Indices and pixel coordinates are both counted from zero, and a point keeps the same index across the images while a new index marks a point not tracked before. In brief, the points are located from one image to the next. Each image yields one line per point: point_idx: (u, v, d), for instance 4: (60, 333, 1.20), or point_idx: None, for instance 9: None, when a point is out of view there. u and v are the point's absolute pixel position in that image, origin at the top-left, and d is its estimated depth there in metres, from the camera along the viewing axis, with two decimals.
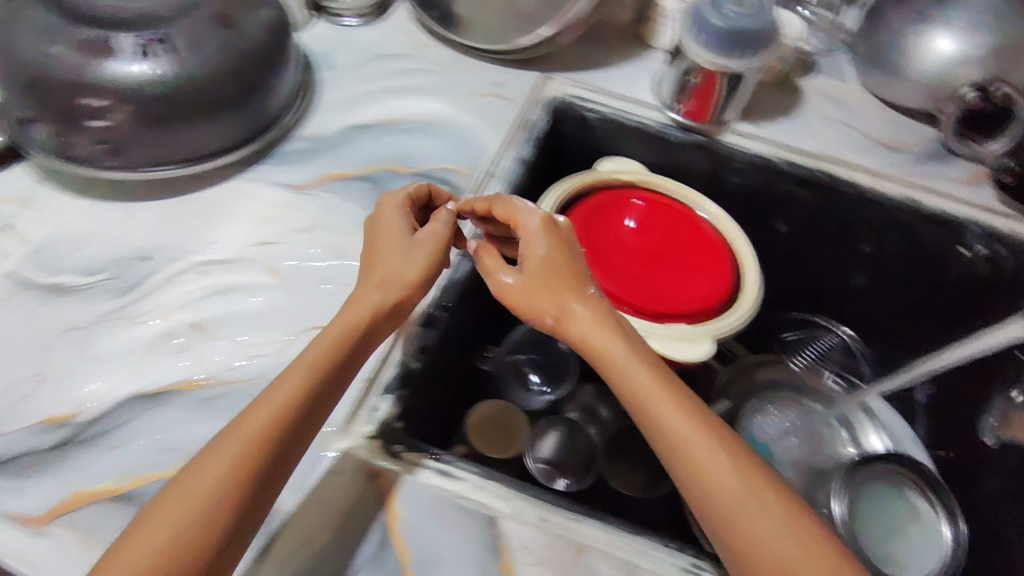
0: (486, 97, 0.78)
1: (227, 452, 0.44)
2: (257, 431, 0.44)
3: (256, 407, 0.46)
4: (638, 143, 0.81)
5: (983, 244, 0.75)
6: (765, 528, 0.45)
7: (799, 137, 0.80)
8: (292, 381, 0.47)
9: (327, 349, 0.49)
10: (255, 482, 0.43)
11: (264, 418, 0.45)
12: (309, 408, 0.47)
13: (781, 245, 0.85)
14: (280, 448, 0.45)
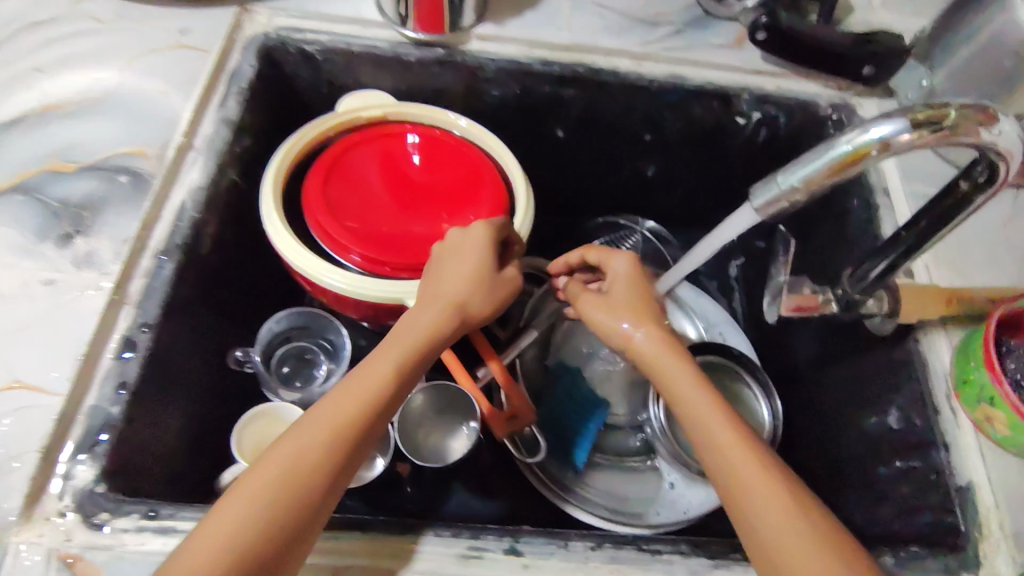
0: (171, 52, 0.64)
1: (320, 459, 0.43)
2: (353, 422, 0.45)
3: (341, 404, 0.45)
4: (373, 70, 0.70)
5: (755, 110, 0.71)
6: (782, 521, 0.42)
7: (548, 29, 0.71)
8: (359, 390, 0.46)
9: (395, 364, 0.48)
10: (303, 501, 0.42)
11: (321, 436, 0.44)
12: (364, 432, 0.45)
13: (562, 151, 0.78)
14: (339, 467, 0.44)
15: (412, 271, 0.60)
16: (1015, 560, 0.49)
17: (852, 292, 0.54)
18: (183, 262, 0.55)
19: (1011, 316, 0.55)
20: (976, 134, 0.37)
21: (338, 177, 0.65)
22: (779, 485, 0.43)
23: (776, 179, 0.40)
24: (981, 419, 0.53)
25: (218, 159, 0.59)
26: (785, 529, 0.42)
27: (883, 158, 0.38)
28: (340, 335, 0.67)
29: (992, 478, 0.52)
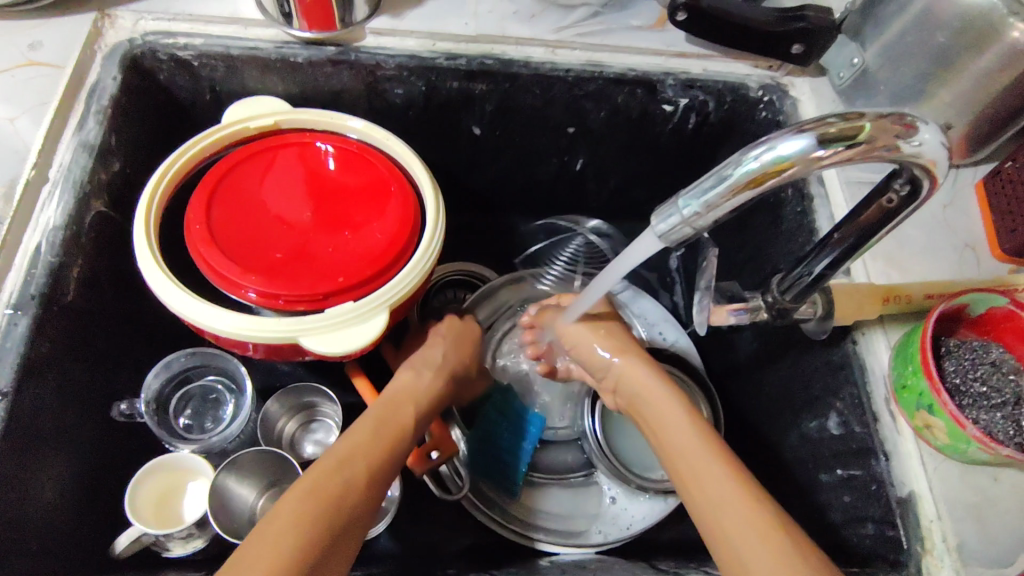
0: (20, 70, 0.57)
1: (341, 479, 0.46)
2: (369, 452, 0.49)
3: (357, 442, 0.49)
4: (260, 75, 0.63)
5: (682, 95, 0.66)
6: (753, 519, 0.42)
7: (451, 18, 0.65)
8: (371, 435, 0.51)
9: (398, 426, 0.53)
10: (327, 520, 0.43)
11: (350, 458, 0.48)
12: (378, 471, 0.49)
13: (481, 149, 0.72)
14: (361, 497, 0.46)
15: (310, 302, 0.55)
16: (958, 574, 0.47)
17: (782, 300, 0.51)
18: (41, 314, 0.48)
19: (949, 312, 0.52)
20: (893, 147, 0.32)
21: (223, 201, 0.58)
22: (752, 491, 0.44)
23: (677, 205, 0.36)
24: (920, 426, 0.50)
25: (79, 192, 0.53)
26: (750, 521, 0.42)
27: (793, 178, 0.33)
28: (237, 371, 0.61)
29: (934, 486, 0.50)
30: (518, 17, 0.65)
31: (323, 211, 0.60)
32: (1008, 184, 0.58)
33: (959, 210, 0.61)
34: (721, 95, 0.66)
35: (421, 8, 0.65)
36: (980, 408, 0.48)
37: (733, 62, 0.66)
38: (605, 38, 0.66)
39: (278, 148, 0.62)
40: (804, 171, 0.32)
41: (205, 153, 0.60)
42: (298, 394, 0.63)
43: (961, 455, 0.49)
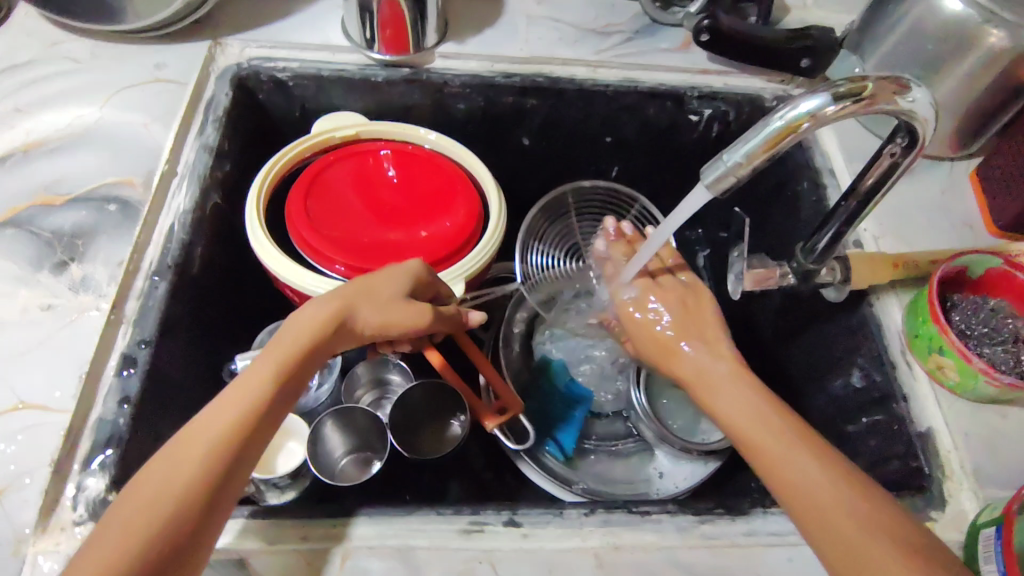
0: (148, 86, 0.67)
1: (169, 482, 0.40)
2: (202, 449, 0.42)
3: (169, 460, 0.41)
4: (344, 93, 0.73)
5: (706, 106, 0.75)
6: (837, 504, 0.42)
7: (506, 45, 0.75)
8: (206, 427, 0.42)
9: (255, 391, 0.45)
10: (165, 534, 0.39)
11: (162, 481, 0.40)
12: (219, 467, 0.42)
13: (529, 158, 0.82)
14: (203, 495, 0.41)
15: None
16: (976, 494, 0.53)
17: (805, 264, 0.59)
18: (176, 281, 0.57)
19: (951, 275, 0.60)
20: (891, 102, 0.42)
21: (318, 194, 0.68)
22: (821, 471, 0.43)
23: (721, 159, 0.44)
24: (933, 369, 0.57)
25: (201, 183, 0.62)
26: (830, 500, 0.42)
27: (812, 129, 0.42)
28: None
29: (949, 422, 0.56)
30: (564, 42, 0.76)
31: (404, 204, 0.69)
32: (998, 170, 0.67)
33: (957, 195, 0.70)
34: (741, 102, 0.75)
35: (480, 36, 0.76)
36: (985, 347, 0.55)
37: (750, 77, 0.76)
38: (639, 56, 0.76)
39: (357, 153, 0.71)
40: (820, 122, 0.41)
41: (301, 156, 0.70)
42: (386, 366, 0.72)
43: (972, 392, 0.56)
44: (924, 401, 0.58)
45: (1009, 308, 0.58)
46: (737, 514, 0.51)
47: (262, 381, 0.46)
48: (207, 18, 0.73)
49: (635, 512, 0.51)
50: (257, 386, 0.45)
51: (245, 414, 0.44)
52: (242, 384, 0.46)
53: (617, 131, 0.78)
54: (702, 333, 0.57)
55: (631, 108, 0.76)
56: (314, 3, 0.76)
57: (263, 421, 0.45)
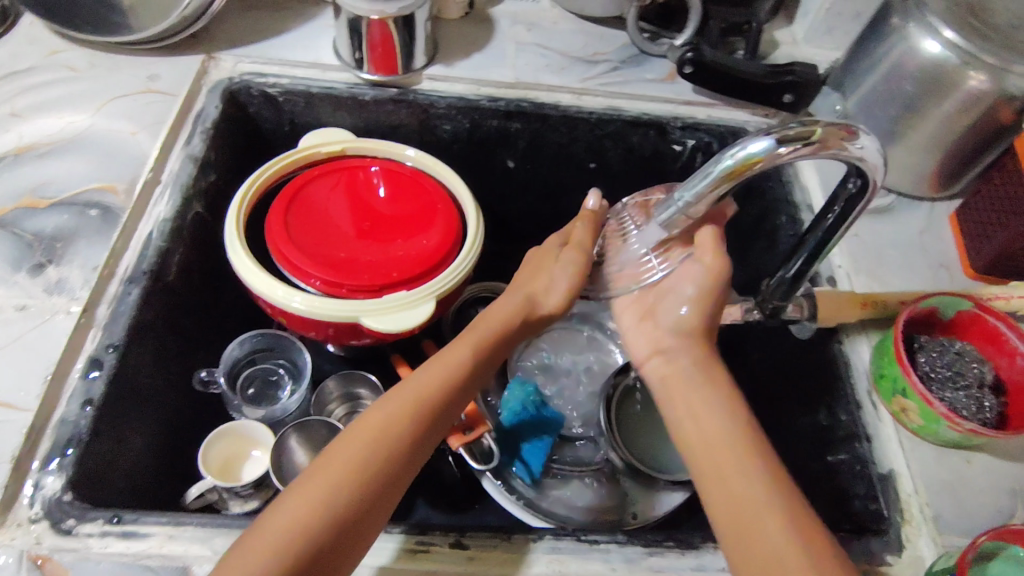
0: (140, 96, 0.69)
1: (389, 432, 0.47)
2: (413, 412, 0.49)
3: (390, 410, 0.48)
4: (332, 110, 0.75)
5: (689, 137, 0.76)
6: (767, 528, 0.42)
7: (494, 69, 0.76)
8: (416, 393, 0.49)
9: (452, 367, 0.52)
10: (379, 473, 0.46)
11: (388, 424, 0.48)
12: (423, 429, 0.49)
13: (515, 181, 0.83)
14: (409, 450, 0.48)
15: (368, 292, 0.64)
16: (934, 540, 0.52)
17: (772, 300, 0.59)
18: (149, 287, 0.58)
19: (922, 315, 0.60)
20: (841, 148, 0.43)
21: (299, 208, 0.69)
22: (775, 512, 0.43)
23: (672, 195, 0.45)
24: (897, 411, 0.57)
25: (184, 193, 0.63)
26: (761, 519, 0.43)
27: (762, 169, 0.43)
28: (300, 353, 0.70)
29: (911, 464, 0.56)
30: (551, 69, 0.77)
31: (382, 222, 0.70)
32: (976, 213, 0.67)
33: (935, 236, 0.70)
34: (725, 132, 0.76)
35: (469, 60, 0.77)
36: (946, 391, 0.55)
37: (734, 110, 0.77)
38: (625, 84, 0.77)
39: (341, 170, 0.72)
40: (771, 164, 0.42)
41: (284, 171, 0.71)
42: (362, 376, 0.72)
43: (934, 436, 0.55)
44: (887, 444, 0.57)
45: (977, 352, 0.58)
46: (686, 546, 0.50)
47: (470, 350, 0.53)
48: (203, 33, 0.75)
49: (580, 537, 0.51)
50: (452, 364, 0.52)
51: (444, 387, 0.51)
52: (440, 360, 0.52)
53: (601, 157, 0.79)
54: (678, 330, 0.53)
55: (614, 136, 0.77)
56: (309, 22, 0.78)
57: (456, 393, 0.51)
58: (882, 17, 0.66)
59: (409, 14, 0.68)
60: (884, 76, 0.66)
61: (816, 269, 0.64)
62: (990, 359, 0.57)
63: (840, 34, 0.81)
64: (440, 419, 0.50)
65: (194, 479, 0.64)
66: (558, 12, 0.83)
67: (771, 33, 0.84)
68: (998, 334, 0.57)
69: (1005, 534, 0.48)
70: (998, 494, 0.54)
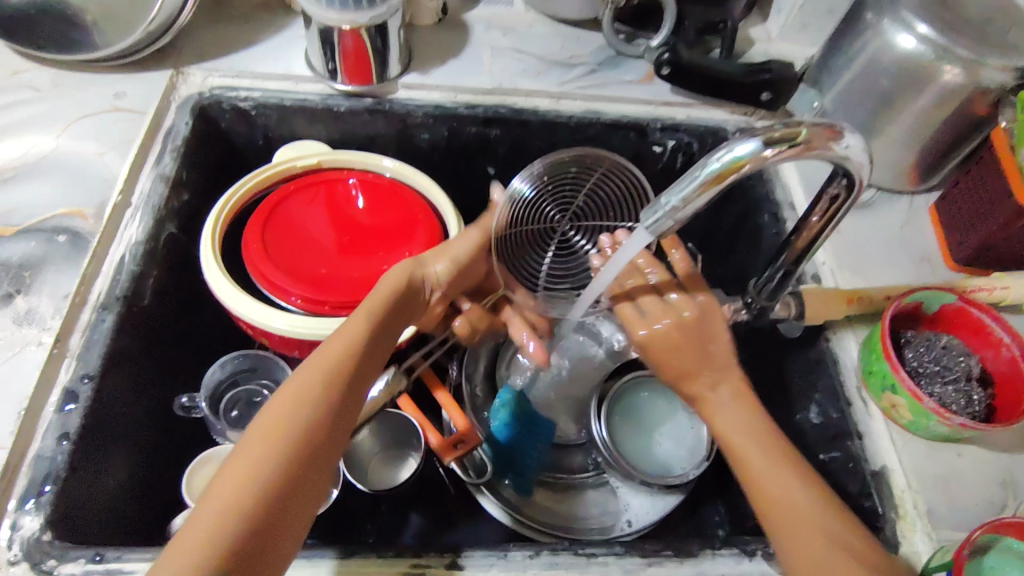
0: (106, 115, 0.67)
1: (301, 416, 0.46)
2: (318, 391, 0.47)
3: (294, 393, 0.47)
4: (307, 122, 0.73)
5: (669, 138, 0.76)
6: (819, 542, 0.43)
7: (470, 75, 0.75)
8: (319, 372, 0.48)
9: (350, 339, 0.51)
10: (294, 452, 0.45)
11: (293, 404, 0.46)
12: (334, 401, 0.48)
13: (496, 187, 0.82)
14: (327, 422, 0.47)
15: (351, 309, 0.63)
16: (929, 535, 0.52)
17: (759, 301, 0.59)
18: (124, 313, 0.56)
19: (907, 310, 0.60)
20: (827, 148, 0.43)
21: (276, 225, 0.67)
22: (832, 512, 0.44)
23: (660, 200, 0.43)
24: (887, 407, 0.57)
25: (156, 214, 0.62)
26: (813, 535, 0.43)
27: (750, 171, 0.42)
28: (284, 371, 0.69)
29: (903, 460, 0.56)
30: (528, 73, 0.76)
31: (363, 236, 0.69)
32: (955, 205, 0.68)
33: (915, 229, 0.70)
34: (705, 132, 0.75)
35: (445, 66, 0.76)
36: (935, 385, 0.55)
37: (713, 109, 0.77)
38: (603, 86, 0.77)
39: (320, 183, 0.71)
40: (758, 166, 0.42)
41: (261, 186, 0.70)
42: None
43: (924, 430, 0.55)
44: (878, 441, 0.57)
45: (963, 345, 0.58)
46: (683, 553, 0.50)
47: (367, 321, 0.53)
48: (170, 47, 0.73)
49: (577, 549, 0.50)
50: (351, 337, 0.51)
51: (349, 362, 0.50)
52: (338, 337, 0.51)
53: None
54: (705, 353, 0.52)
55: (594, 139, 0.76)
56: (279, 33, 0.76)
57: (361, 361, 0.51)
58: (856, 13, 0.66)
59: (381, 23, 0.67)
60: (860, 72, 0.66)
61: (801, 267, 0.64)
62: (976, 351, 0.58)
63: (815, 29, 0.81)
64: (346, 393, 0.49)
65: (179, 507, 0.62)
66: (533, 15, 0.83)
67: (746, 31, 0.84)
68: (983, 326, 0.57)
69: (1000, 527, 0.49)
70: (988, 486, 0.55)
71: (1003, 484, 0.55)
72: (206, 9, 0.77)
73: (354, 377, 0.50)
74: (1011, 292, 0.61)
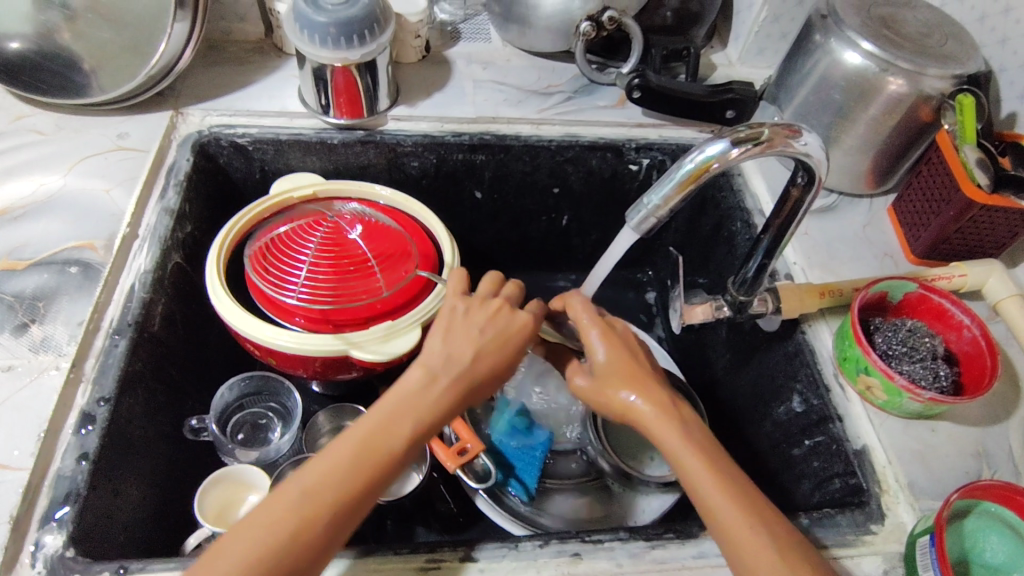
0: (111, 154, 0.70)
1: (323, 509, 0.41)
2: (358, 481, 0.42)
3: (336, 468, 0.42)
4: (302, 155, 0.77)
5: (644, 157, 0.81)
6: (758, 546, 0.43)
7: (454, 106, 0.80)
8: (368, 451, 0.43)
9: (415, 428, 0.45)
10: (318, 530, 0.40)
11: (332, 480, 0.41)
12: (377, 483, 0.43)
13: (482, 210, 0.86)
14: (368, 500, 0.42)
15: (355, 326, 0.66)
16: (912, 505, 0.56)
17: (738, 296, 0.64)
18: (135, 339, 0.58)
19: (875, 300, 0.65)
20: (788, 146, 0.48)
21: (273, 251, 0.69)
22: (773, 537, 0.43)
23: (643, 200, 0.49)
24: (863, 389, 0.61)
25: (162, 245, 0.64)
26: (744, 528, 0.43)
27: (720, 170, 0.47)
28: (289, 395, 0.71)
29: (882, 439, 0.59)
30: (508, 102, 0.81)
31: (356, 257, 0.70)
32: (910, 204, 0.73)
33: (876, 229, 0.75)
34: (676, 147, 0.81)
35: (431, 99, 0.81)
36: (904, 365, 0.60)
37: (682, 127, 0.83)
38: (579, 112, 0.82)
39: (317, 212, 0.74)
40: (727, 164, 0.47)
41: (260, 217, 0.73)
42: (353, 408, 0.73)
43: (898, 409, 0.60)
44: (857, 422, 0.61)
45: (927, 328, 0.63)
46: (685, 533, 0.53)
47: (427, 398, 0.46)
48: (169, 90, 0.77)
49: (580, 538, 0.52)
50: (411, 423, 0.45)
51: (399, 460, 0.44)
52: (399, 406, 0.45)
53: (563, 182, 0.84)
54: (641, 373, 0.52)
55: (573, 161, 0.81)
56: (272, 73, 0.81)
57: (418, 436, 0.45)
58: (806, 35, 0.72)
59: (371, 60, 0.71)
60: (813, 89, 0.72)
61: (774, 267, 0.69)
62: (940, 334, 0.63)
63: (770, 53, 0.88)
64: (396, 469, 0.44)
65: (189, 529, 0.63)
66: (509, 50, 0.89)
67: (708, 57, 0.91)
68: (944, 310, 0.62)
69: (972, 491, 0.51)
70: (964, 459, 0.58)
71: (976, 456, 0.59)
72: (202, 54, 0.81)
73: (409, 452, 0.44)
74: (968, 280, 0.66)
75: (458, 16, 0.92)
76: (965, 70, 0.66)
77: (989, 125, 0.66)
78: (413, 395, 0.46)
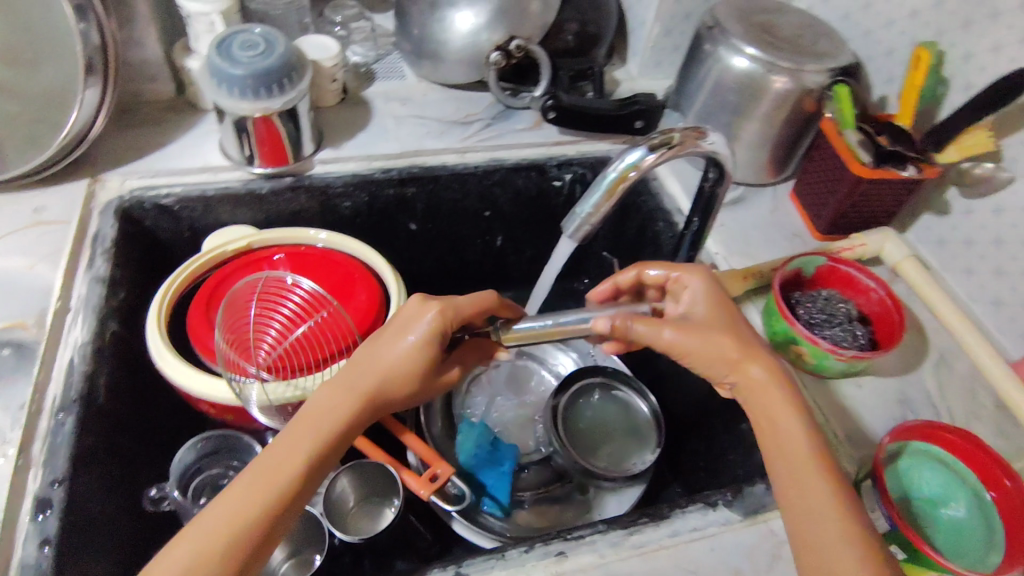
0: (30, 230, 0.68)
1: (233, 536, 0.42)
2: (261, 504, 0.44)
3: (241, 496, 0.44)
4: (231, 208, 0.77)
5: (566, 172, 0.86)
6: (833, 521, 0.44)
7: (379, 144, 0.82)
8: (271, 474, 0.45)
9: (314, 445, 0.47)
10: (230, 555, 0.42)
11: (240, 505, 0.43)
12: (283, 506, 0.45)
13: (418, 241, 0.88)
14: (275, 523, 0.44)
15: (310, 370, 0.66)
16: (854, 455, 0.61)
17: None
18: (83, 414, 0.57)
19: (791, 277, 0.70)
20: (696, 146, 0.53)
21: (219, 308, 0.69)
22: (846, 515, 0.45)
23: (575, 210, 0.52)
24: (794, 358, 0.66)
25: (98, 315, 0.63)
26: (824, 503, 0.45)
27: (641, 174, 0.52)
28: (250, 450, 0.69)
29: (818, 400, 0.65)
30: (430, 134, 0.84)
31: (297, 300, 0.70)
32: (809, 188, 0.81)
33: (783, 213, 0.83)
34: (594, 159, 0.86)
35: (355, 139, 0.82)
36: (826, 330, 0.66)
37: (597, 141, 0.88)
38: (499, 137, 0.86)
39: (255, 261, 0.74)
40: (647, 168, 0.51)
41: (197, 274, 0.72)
42: None
43: (828, 371, 0.65)
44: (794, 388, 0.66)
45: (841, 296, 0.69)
46: (659, 514, 0.56)
47: (328, 418, 0.48)
48: (83, 158, 0.75)
49: (562, 536, 0.54)
50: (313, 435, 0.47)
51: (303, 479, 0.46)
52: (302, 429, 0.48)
53: (493, 204, 0.87)
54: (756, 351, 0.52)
55: (500, 183, 0.85)
56: (190, 130, 0.80)
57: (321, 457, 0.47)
58: (697, 46, 0.79)
59: (292, 107, 0.72)
60: (710, 94, 0.78)
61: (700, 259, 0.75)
62: (852, 299, 0.69)
63: (666, 65, 0.95)
64: (302, 488, 0.46)
65: None
66: (424, 85, 0.92)
67: (610, 74, 0.97)
68: (852, 278, 0.69)
69: (901, 433, 0.57)
70: (889, 406, 0.65)
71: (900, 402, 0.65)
72: (113, 119, 0.80)
73: (313, 472, 0.47)
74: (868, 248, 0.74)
75: (369, 58, 0.94)
76: (837, 63, 0.74)
77: (864, 110, 0.74)
78: (314, 417, 0.48)
